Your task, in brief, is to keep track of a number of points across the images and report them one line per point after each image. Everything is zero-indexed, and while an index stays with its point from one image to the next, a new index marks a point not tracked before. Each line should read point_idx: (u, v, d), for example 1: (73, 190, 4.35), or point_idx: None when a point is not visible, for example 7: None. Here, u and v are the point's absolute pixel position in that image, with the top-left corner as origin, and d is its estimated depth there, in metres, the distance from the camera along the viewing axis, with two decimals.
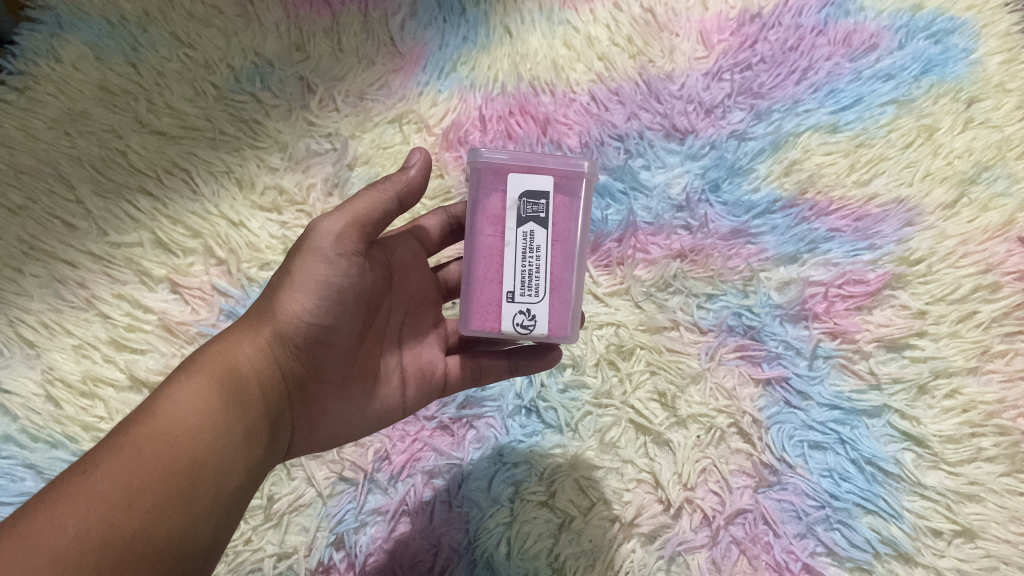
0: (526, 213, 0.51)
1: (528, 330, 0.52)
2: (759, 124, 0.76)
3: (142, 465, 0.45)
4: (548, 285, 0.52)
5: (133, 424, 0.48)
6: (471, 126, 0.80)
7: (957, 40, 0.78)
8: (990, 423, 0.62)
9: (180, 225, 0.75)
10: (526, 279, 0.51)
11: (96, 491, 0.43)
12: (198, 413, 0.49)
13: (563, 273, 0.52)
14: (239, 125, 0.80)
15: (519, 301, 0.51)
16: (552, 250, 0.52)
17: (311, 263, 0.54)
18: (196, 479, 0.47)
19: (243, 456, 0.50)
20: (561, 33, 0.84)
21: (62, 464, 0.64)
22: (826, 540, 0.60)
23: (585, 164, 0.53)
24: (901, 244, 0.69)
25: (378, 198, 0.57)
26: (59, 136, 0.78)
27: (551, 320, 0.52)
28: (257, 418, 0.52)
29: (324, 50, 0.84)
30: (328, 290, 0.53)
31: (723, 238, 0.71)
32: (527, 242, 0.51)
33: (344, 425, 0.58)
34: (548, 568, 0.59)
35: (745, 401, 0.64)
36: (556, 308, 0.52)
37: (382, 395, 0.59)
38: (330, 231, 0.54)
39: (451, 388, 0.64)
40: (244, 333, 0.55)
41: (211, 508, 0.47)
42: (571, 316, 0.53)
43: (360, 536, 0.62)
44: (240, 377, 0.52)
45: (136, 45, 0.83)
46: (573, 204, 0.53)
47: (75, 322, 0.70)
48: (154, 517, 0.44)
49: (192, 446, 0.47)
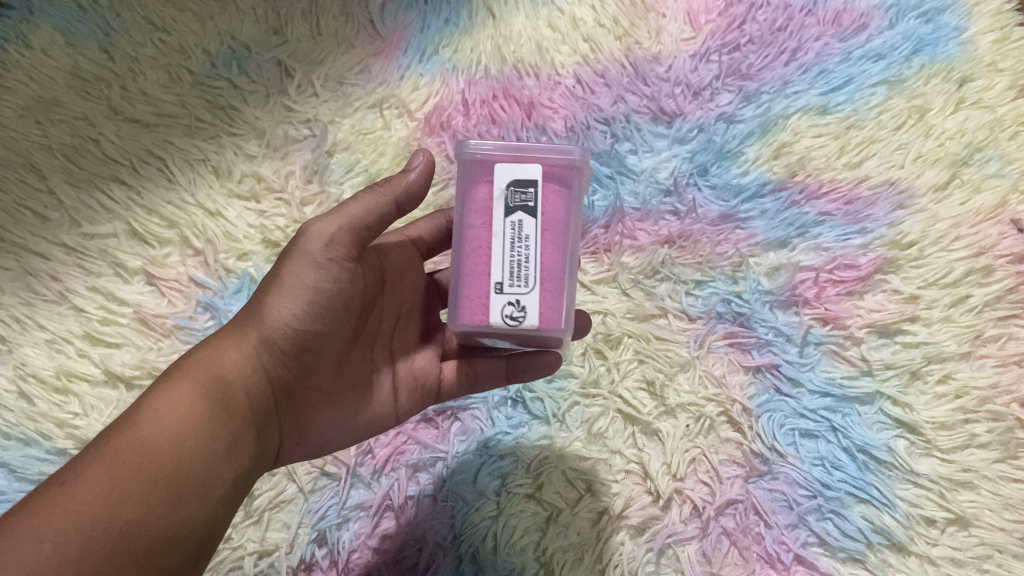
0: (513, 202, 0.49)
1: (519, 323, 0.48)
2: (748, 106, 0.75)
3: (122, 475, 0.44)
4: (539, 275, 0.49)
5: (117, 430, 0.47)
6: (454, 110, 0.78)
7: (948, 18, 0.77)
8: (983, 409, 0.60)
9: (155, 215, 0.72)
10: (515, 269, 0.49)
11: (73, 502, 0.42)
12: (182, 420, 0.48)
13: (555, 263, 0.50)
14: (216, 112, 0.77)
15: (508, 292, 0.49)
16: (543, 241, 0.49)
17: (299, 267, 0.51)
18: (178, 489, 0.45)
19: (230, 465, 0.48)
20: (546, 14, 0.83)
21: (35, 463, 0.62)
22: (818, 530, 0.58)
23: (577, 151, 0.51)
24: (893, 228, 0.67)
25: (373, 202, 0.52)
26: (29, 124, 0.74)
27: (542, 312, 0.49)
28: (244, 425, 0.50)
29: (303, 34, 0.82)
30: (316, 296, 0.51)
31: (712, 223, 0.70)
32: (516, 231, 0.49)
33: (335, 434, 0.56)
34: (536, 562, 0.58)
35: (734, 389, 0.63)
36: (548, 299, 0.49)
37: (374, 403, 0.57)
38: (322, 235, 0.51)
39: (447, 395, 0.61)
40: (231, 336, 0.53)
41: (195, 518, 0.46)
42: (565, 309, 0.50)
43: (343, 533, 0.60)
44: (225, 382, 0.50)
45: (109, 31, 0.80)
46: (565, 192, 0.50)
47: (47, 315, 0.67)
48: (135, 528, 0.43)
49: (175, 455, 0.46)
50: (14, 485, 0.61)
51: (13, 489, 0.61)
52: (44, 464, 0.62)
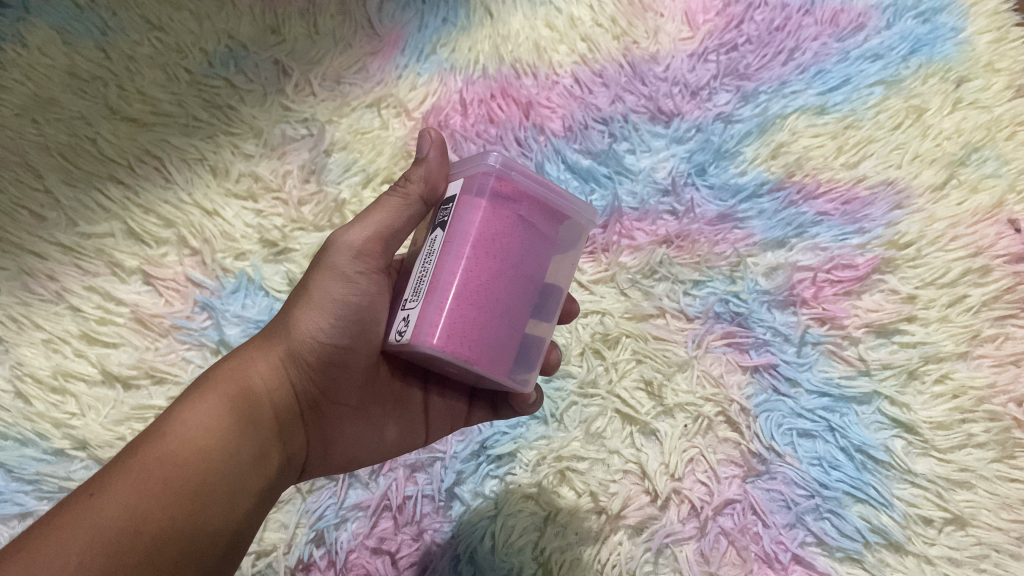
0: (439, 219, 0.47)
1: (402, 337, 0.44)
2: (745, 106, 0.75)
3: (151, 489, 0.44)
4: (427, 286, 0.44)
5: (144, 443, 0.47)
6: (452, 110, 0.78)
7: (945, 19, 0.77)
8: (980, 408, 0.60)
9: (152, 214, 0.72)
10: (416, 284, 0.45)
11: (100, 515, 0.42)
12: (210, 433, 0.48)
13: (446, 273, 0.43)
14: (213, 111, 0.77)
15: (406, 306, 0.45)
16: (441, 251, 0.44)
17: (328, 280, 0.50)
18: (204, 502, 0.45)
19: (254, 479, 0.49)
20: (543, 13, 0.83)
21: (33, 463, 0.61)
22: (816, 529, 0.58)
23: (497, 155, 0.44)
24: (890, 228, 0.68)
25: (400, 206, 0.50)
26: (26, 123, 0.74)
27: (418, 324, 0.43)
28: (269, 439, 0.51)
29: (300, 34, 0.82)
30: (343, 309, 0.49)
31: (710, 223, 0.70)
32: (430, 247, 0.46)
33: (362, 449, 0.56)
34: (534, 562, 0.58)
35: (732, 389, 0.63)
36: (429, 311, 0.43)
37: (402, 421, 0.57)
38: (350, 246, 0.50)
39: (476, 418, 0.60)
40: (259, 349, 0.53)
41: (219, 532, 0.46)
42: (444, 325, 0.42)
43: (340, 533, 0.59)
44: (252, 396, 0.51)
45: (106, 30, 0.80)
46: (478, 200, 0.44)
47: (44, 315, 0.67)
48: (160, 543, 0.43)
49: (201, 469, 0.46)
50: (11, 486, 0.61)
51: (10, 489, 0.60)
52: (40, 464, 0.62)
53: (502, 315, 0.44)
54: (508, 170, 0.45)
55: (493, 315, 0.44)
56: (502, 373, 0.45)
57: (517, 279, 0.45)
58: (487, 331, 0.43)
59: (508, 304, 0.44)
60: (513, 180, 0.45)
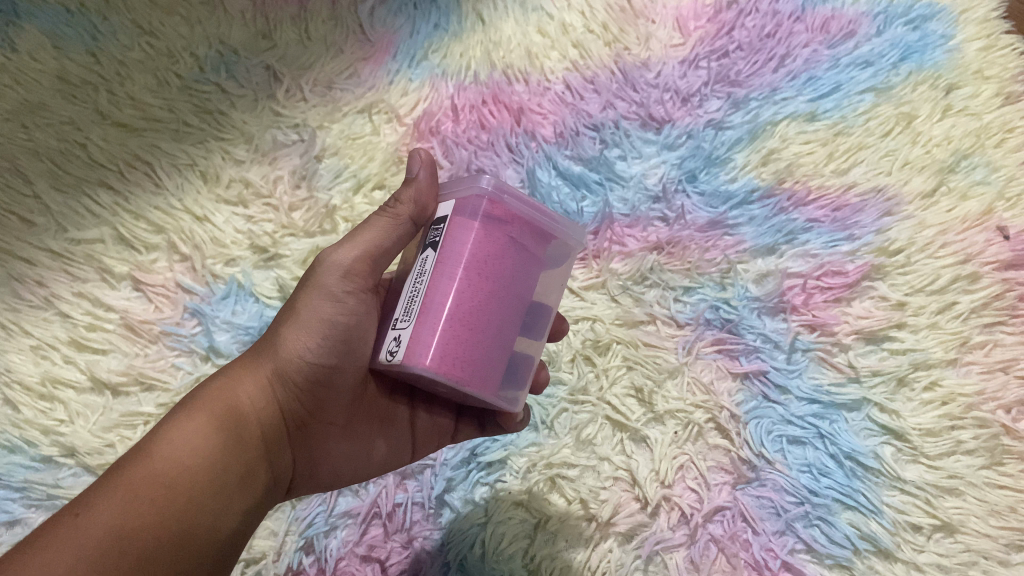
0: (429, 239, 0.46)
1: (393, 357, 0.44)
2: (736, 113, 0.75)
3: (137, 509, 0.44)
4: (419, 307, 0.43)
5: (130, 461, 0.47)
6: (443, 115, 0.78)
7: (935, 26, 0.78)
8: (969, 415, 0.61)
9: (142, 220, 0.71)
10: (407, 304, 0.45)
11: (84, 536, 0.42)
12: (197, 452, 0.47)
13: (439, 296, 0.43)
14: (204, 116, 0.77)
15: (397, 325, 0.45)
16: (433, 272, 0.44)
17: (316, 300, 0.50)
18: (190, 522, 0.45)
19: (242, 497, 0.49)
20: (535, 19, 0.83)
21: (21, 471, 0.61)
22: (806, 536, 0.58)
23: (490, 179, 0.44)
24: (880, 234, 0.68)
25: (389, 226, 0.49)
26: (16, 128, 0.74)
27: (411, 345, 0.43)
28: (256, 457, 0.50)
29: (291, 39, 0.82)
30: (330, 329, 0.49)
31: (700, 230, 0.70)
32: (421, 268, 0.45)
33: (349, 467, 0.56)
34: (523, 569, 0.57)
35: (722, 395, 0.63)
36: (422, 333, 0.43)
37: (390, 437, 0.57)
38: (338, 266, 0.49)
39: (463, 434, 0.60)
40: (246, 368, 0.53)
41: (206, 548, 0.46)
42: (437, 347, 0.42)
43: (330, 540, 0.59)
44: (240, 415, 0.51)
45: (96, 34, 0.80)
46: (470, 224, 0.44)
47: (33, 321, 0.67)
48: (146, 563, 0.43)
49: (188, 488, 0.46)
50: None
51: None
52: (28, 472, 0.61)
53: (493, 336, 0.44)
54: (501, 193, 0.45)
55: (485, 336, 0.43)
56: (492, 393, 0.45)
57: (508, 300, 0.44)
58: (479, 352, 0.43)
59: (499, 326, 0.44)
60: (506, 203, 0.45)
